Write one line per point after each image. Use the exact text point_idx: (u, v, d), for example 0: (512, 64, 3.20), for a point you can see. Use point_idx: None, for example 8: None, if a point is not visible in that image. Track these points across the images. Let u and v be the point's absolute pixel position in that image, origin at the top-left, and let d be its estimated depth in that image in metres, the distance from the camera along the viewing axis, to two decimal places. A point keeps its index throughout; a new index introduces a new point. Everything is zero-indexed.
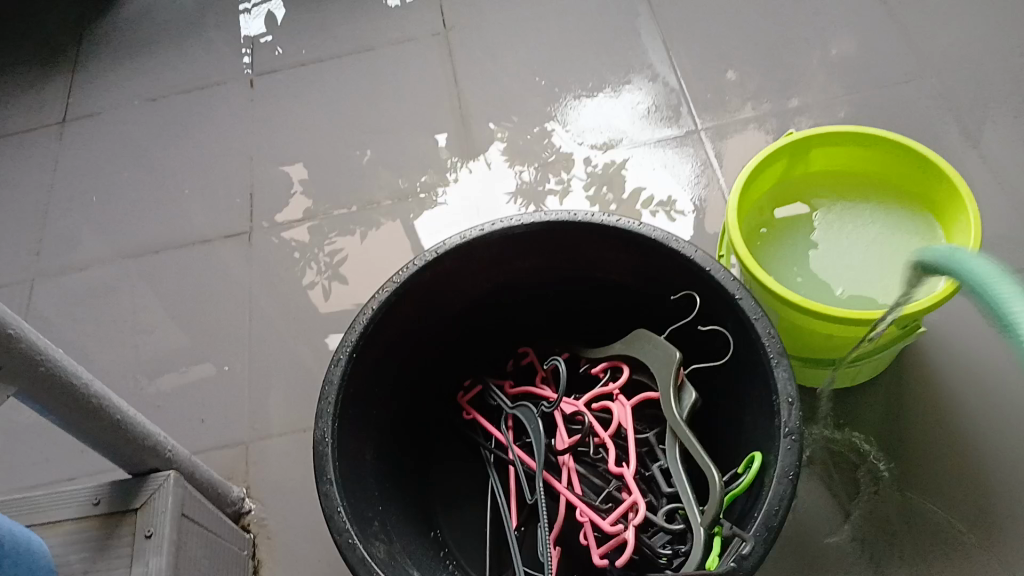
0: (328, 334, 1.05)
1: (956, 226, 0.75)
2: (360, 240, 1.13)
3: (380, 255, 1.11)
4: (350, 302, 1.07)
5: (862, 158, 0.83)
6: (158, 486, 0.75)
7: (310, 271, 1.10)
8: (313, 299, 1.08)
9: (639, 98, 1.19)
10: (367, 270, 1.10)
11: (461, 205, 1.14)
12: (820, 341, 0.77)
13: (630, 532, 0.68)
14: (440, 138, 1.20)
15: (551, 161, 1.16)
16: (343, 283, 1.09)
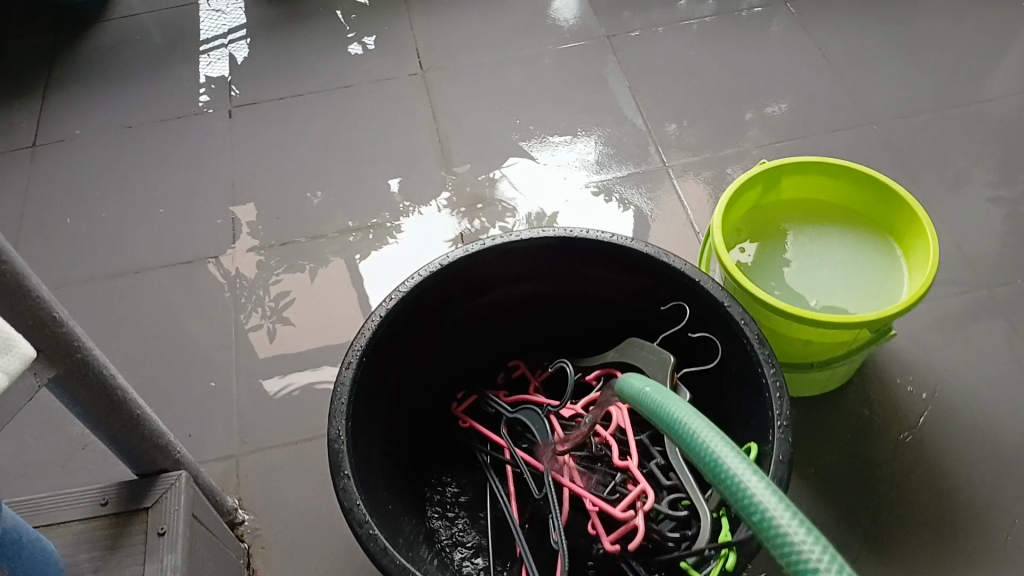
0: (268, 378, 1.03)
1: (917, 245, 0.85)
2: (311, 281, 1.13)
3: (327, 296, 1.11)
4: (294, 347, 1.07)
5: (829, 188, 0.92)
6: (169, 485, 0.75)
7: (254, 315, 1.10)
8: (255, 342, 1.07)
9: (580, 154, 1.27)
10: (313, 311, 1.10)
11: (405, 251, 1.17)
12: (801, 347, 0.85)
13: (640, 518, 0.73)
14: (392, 183, 1.24)
15: (496, 210, 1.20)
16: (288, 325, 1.09)
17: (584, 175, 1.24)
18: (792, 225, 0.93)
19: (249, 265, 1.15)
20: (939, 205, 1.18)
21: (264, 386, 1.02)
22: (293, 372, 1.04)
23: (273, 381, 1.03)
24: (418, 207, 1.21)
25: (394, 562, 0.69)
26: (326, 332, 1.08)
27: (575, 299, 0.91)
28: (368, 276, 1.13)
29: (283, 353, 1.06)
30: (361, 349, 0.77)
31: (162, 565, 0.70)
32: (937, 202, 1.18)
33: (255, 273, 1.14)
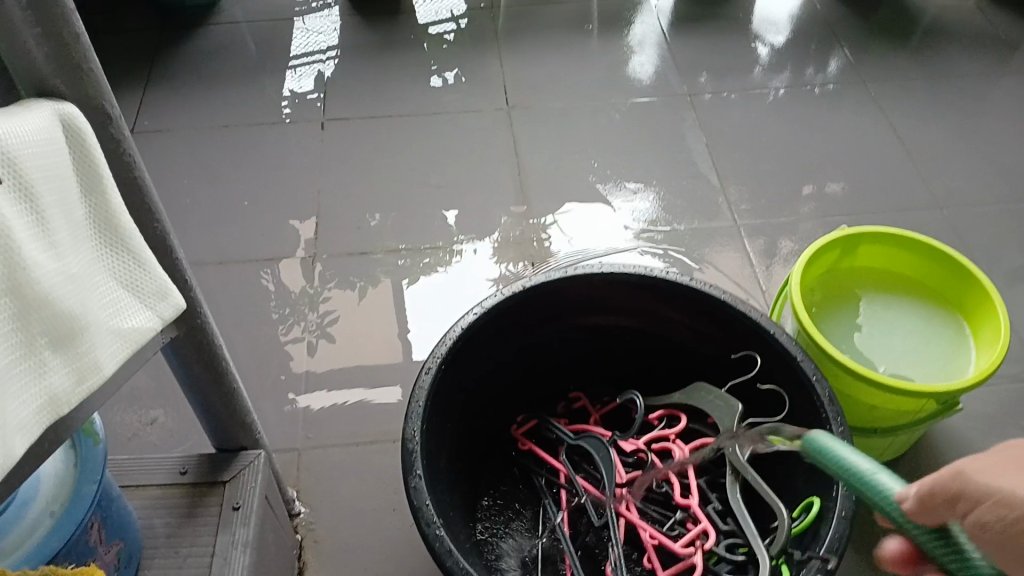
0: (297, 393, 1.05)
1: (988, 326, 0.87)
2: (357, 300, 1.16)
3: (369, 318, 1.14)
4: (329, 363, 1.09)
5: (906, 261, 0.95)
6: (248, 463, 0.78)
7: (296, 328, 1.12)
8: (292, 355, 1.09)
9: (631, 210, 1.29)
10: (354, 332, 1.12)
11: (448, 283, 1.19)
12: (864, 411, 0.87)
13: (700, 556, 0.75)
14: (449, 216, 1.27)
15: (539, 254, 1.22)
16: (329, 342, 1.11)
17: (634, 230, 1.27)
18: (865, 291, 0.96)
19: (304, 276, 1.19)
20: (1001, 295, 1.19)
21: (292, 401, 1.04)
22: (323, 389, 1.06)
23: (303, 397, 1.05)
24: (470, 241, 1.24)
25: (458, 565, 0.70)
26: (362, 353, 1.10)
27: (646, 338, 0.94)
28: (411, 303, 1.16)
29: (318, 368, 1.08)
30: (442, 357, 0.80)
31: (234, 537, 0.74)
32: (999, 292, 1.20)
33: (302, 287, 1.17)
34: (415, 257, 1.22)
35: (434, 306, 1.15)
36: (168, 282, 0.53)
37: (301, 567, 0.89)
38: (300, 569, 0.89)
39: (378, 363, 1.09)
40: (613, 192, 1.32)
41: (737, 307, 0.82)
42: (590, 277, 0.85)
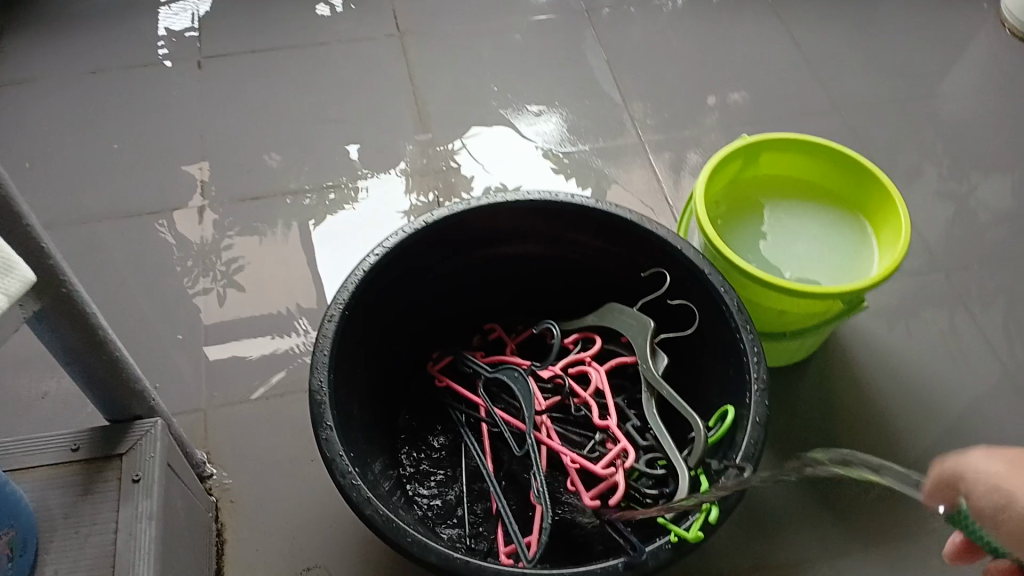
0: (211, 345, 1.01)
1: (888, 224, 0.88)
2: (263, 244, 1.11)
3: (279, 261, 1.09)
4: (242, 312, 1.04)
5: (807, 166, 0.95)
6: (145, 432, 0.74)
7: (202, 280, 1.07)
8: (202, 307, 1.04)
9: (542, 130, 1.27)
10: (264, 276, 1.08)
11: (362, 219, 1.15)
12: (774, 318, 0.87)
13: (621, 475, 0.74)
14: (352, 148, 1.22)
15: (453, 184, 1.19)
16: (239, 289, 1.06)
17: (544, 151, 1.24)
18: (769, 200, 0.96)
19: (203, 225, 1.12)
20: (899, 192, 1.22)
21: (207, 354, 1.00)
22: (237, 339, 1.01)
23: (217, 348, 1.00)
24: (376, 175, 1.19)
25: (378, 513, 0.68)
26: (274, 299, 1.06)
27: (557, 262, 0.92)
28: (318, 247, 1.11)
29: (230, 319, 1.03)
30: (344, 304, 0.77)
31: (137, 511, 0.70)
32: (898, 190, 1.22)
33: (205, 234, 1.11)
34: (318, 196, 1.16)
35: (350, 244, 1.11)
36: (9, 255, 0.47)
37: (219, 528, 0.86)
38: (219, 532, 0.86)
39: (293, 308, 1.05)
40: (522, 113, 1.28)
41: (644, 225, 0.81)
42: (494, 207, 0.82)
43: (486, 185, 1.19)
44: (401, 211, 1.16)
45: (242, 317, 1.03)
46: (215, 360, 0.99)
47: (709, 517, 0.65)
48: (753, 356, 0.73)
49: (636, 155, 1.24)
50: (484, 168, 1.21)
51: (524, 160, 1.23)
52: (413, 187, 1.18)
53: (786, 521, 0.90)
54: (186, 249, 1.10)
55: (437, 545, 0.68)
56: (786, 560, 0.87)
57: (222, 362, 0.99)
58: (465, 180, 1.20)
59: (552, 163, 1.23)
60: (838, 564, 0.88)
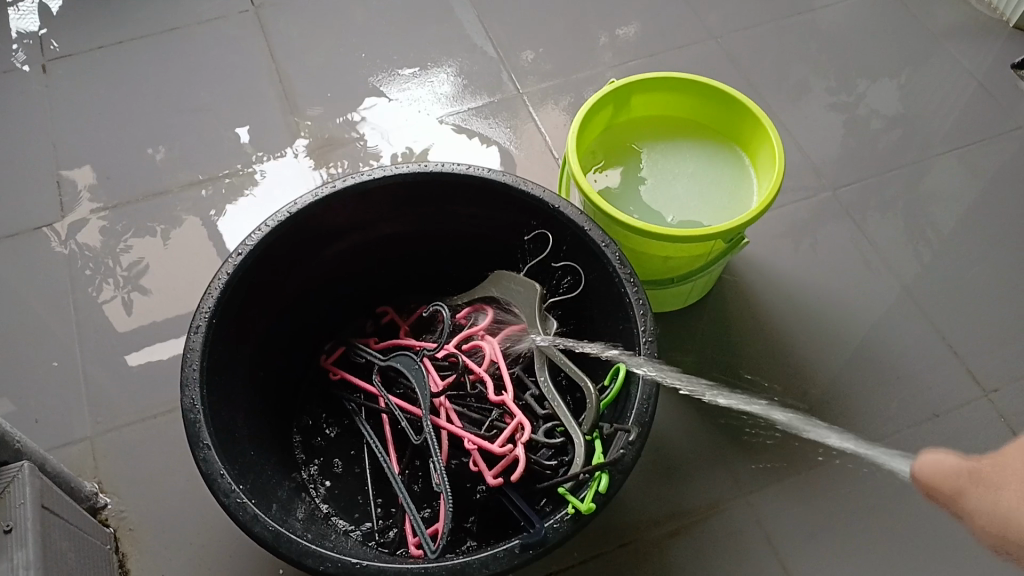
0: (130, 352, 0.97)
1: (763, 153, 0.87)
2: (162, 244, 1.06)
3: (184, 261, 1.05)
4: (156, 315, 1.00)
5: (680, 102, 0.93)
6: (12, 478, 0.68)
7: (106, 287, 1.02)
8: (111, 316, 1.00)
9: (435, 86, 1.23)
10: (170, 279, 1.03)
11: (268, 203, 1.10)
12: (661, 264, 0.86)
13: (520, 449, 0.73)
14: (242, 132, 1.16)
15: (360, 155, 1.15)
16: (146, 294, 1.02)
17: (438, 110, 1.20)
18: (646, 143, 0.94)
19: (90, 233, 1.06)
20: (786, 114, 1.21)
21: (128, 362, 0.96)
22: (153, 342, 0.98)
23: (137, 355, 0.97)
24: (272, 157, 1.14)
25: (267, 529, 0.65)
26: (188, 298, 1.02)
27: (438, 235, 0.89)
28: (224, 238, 1.07)
29: (142, 324, 0.99)
30: (210, 312, 0.72)
31: (14, 564, 0.64)
32: (785, 111, 1.22)
33: (101, 237, 1.06)
34: (215, 185, 1.11)
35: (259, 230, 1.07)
36: None
37: (120, 559, 0.83)
38: (120, 562, 0.83)
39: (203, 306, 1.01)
40: (410, 74, 1.24)
41: (520, 187, 0.78)
42: (360, 188, 0.78)
43: (394, 153, 1.16)
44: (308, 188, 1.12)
45: (156, 321, 1.00)
46: (134, 366, 0.95)
47: (599, 487, 0.65)
48: (638, 308, 0.72)
49: (523, 109, 1.20)
50: (387, 136, 1.17)
51: (416, 125, 1.19)
52: (317, 164, 1.14)
53: (694, 465, 0.90)
54: (78, 260, 1.04)
55: (334, 552, 0.66)
56: (700, 503, 0.88)
57: (140, 368, 0.95)
58: (371, 151, 1.16)
59: (450, 124, 1.19)
60: (751, 499, 0.88)
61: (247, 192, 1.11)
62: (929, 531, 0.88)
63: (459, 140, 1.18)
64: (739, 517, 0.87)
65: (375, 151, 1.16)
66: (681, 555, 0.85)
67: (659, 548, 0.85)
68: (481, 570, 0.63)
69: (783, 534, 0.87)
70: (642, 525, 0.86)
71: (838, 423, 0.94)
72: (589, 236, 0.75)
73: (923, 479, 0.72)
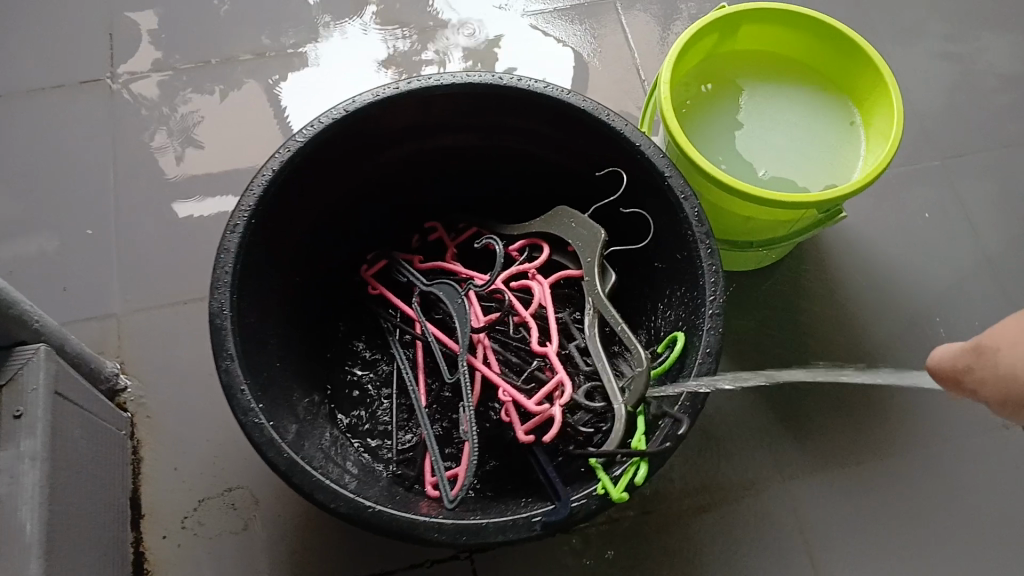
0: (182, 200, 0.94)
1: (880, 115, 0.77)
2: (219, 98, 1.00)
3: (241, 118, 0.98)
4: (208, 171, 0.95)
5: (793, 40, 0.82)
6: (26, 360, 0.65)
7: (159, 133, 0.97)
8: (161, 163, 0.96)
9: None
10: (225, 134, 0.98)
11: (332, 71, 1.02)
12: (740, 224, 0.78)
13: (556, 410, 0.67)
14: None
15: (429, 30, 1.05)
16: (198, 147, 0.97)
17: None
18: (747, 81, 0.83)
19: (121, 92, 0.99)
20: (898, 52, 1.06)
21: (175, 212, 0.93)
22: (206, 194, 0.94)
23: (188, 205, 0.93)
24: (339, 23, 1.05)
25: (283, 456, 0.62)
26: (244, 156, 0.97)
27: (501, 154, 0.81)
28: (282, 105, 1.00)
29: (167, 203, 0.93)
30: (248, 213, 0.68)
31: (20, 451, 0.62)
32: (901, 48, 1.06)
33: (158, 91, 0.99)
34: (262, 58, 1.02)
35: (322, 102, 1.00)
36: None
37: (134, 446, 0.81)
38: (135, 449, 0.81)
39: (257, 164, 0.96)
40: None
41: (602, 116, 0.70)
42: (424, 92, 0.71)
43: (468, 32, 1.05)
44: (376, 59, 1.03)
45: (193, 198, 0.94)
46: (183, 217, 0.93)
47: (635, 476, 0.60)
48: (710, 277, 0.65)
49: (601, 10, 1.08)
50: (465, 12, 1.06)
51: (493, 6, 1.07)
52: (384, 32, 1.05)
53: (737, 443, 0.84)
54: (118, 120, 0.98)
55: (348, 490, 0.62)
56: (737, 483, 0.83)
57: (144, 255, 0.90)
58: (442, 27, 1.05)
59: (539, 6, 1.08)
60: (791, 487, 0.83)
61: (303, 58, 1.03)
62: (976, 553, 0.81)
63: (536, 28, 1.07)
64: (776, 503, 0.82)
65: (445, 24, 1.05)
66: (709, 534, 0.81)
67: (684, 522, 0.81)
68: (498, 535, 0.59)
69: (819, 529, 0.81)
70: (670, 495, 0.82)
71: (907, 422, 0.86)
72: (669, 186, 0.68)
73: (937, 369, 0.56)
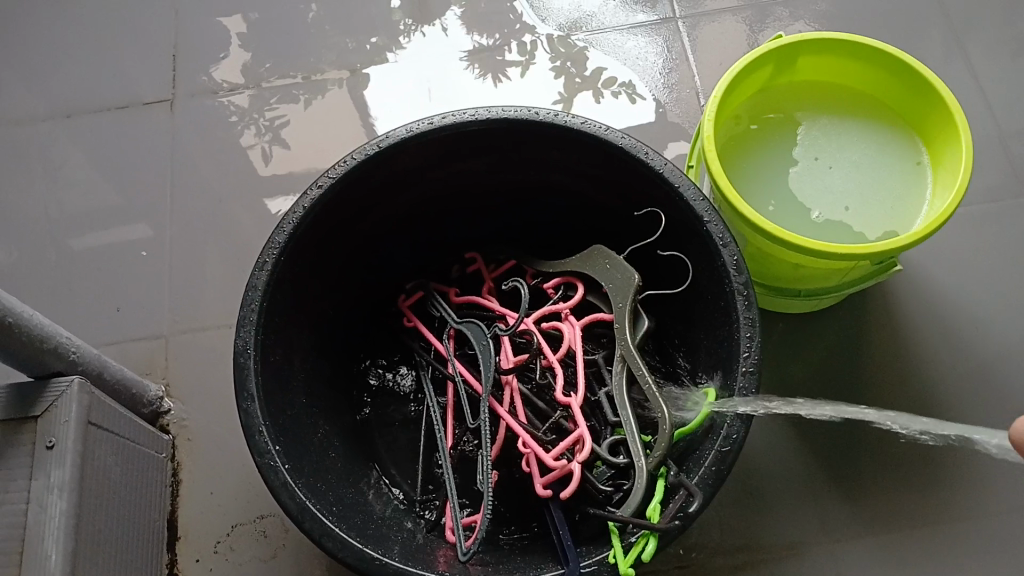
0: (274, 197, 0.96)
1: (949, 157, 0.70)
2: (303, 102, 1.01)
3: (325, 121, 1.00)
4: (295, 170, 0.98)
5: (857, 73, 0.76)
6: (60, 392, 0.67)
7: (249, 132, 1.00)
8: (252, 160, 0.98)
9: None
10: (311, 135, 0.99)
11: (413, 74, 1.02)
12: (788, 270, 0.73)
13: (575, 466, 0.65)
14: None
15: (516, 30, 1.03)
16: (285, 146, 0.99)
17: None
18: (805, 115, 0.78)
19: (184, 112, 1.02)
20: (992, 71, 0.97)
21: (268, 208, 0.96)
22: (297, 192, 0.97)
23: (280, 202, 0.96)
24: (420, 27, 1.04)
25: (295, 500, 0.62)
26: (330, 156, 0.98)
27: (540, 189, 0.78)
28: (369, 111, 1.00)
29: (219, 225, 0.95)
30: (278, 249, 0.67)
31: (49, 481, 0.64)
32: (1001, 68, 0.97)
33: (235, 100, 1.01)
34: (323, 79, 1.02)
35: (404, 105, 1.00)
36: None
37: (174, 468, 0.83)
38: (174, 471, 0.83)
39: None
40: None
41: (640, 154, 0.66)
42: (458, 127, 0.69)
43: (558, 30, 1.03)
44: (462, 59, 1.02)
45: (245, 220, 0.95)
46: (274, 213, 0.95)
47: (644, 551, 0.57)
48: (745, 330, 0.60)
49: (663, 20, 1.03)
50: (554, 12, 1.03)
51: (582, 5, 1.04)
52: (472, 31, 1.03)
53: (781, 499, 0.79)
54: (178, 141, 1.00)
55: (356, 539, 0.62)
56: (778, 543, 0.78)
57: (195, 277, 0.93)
58: (528, 27, 1.03)
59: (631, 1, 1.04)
60: (837, 550, 0.78)
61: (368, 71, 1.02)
62: None
63: (620, 24, 1.03)
64: (819, 568, 0.77)
65: (531, 26, 1.03)
66: None
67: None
68: None
69: None
70: (703, 552, 0.78)
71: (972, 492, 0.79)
72: (707, 228, 0.63)
73: None
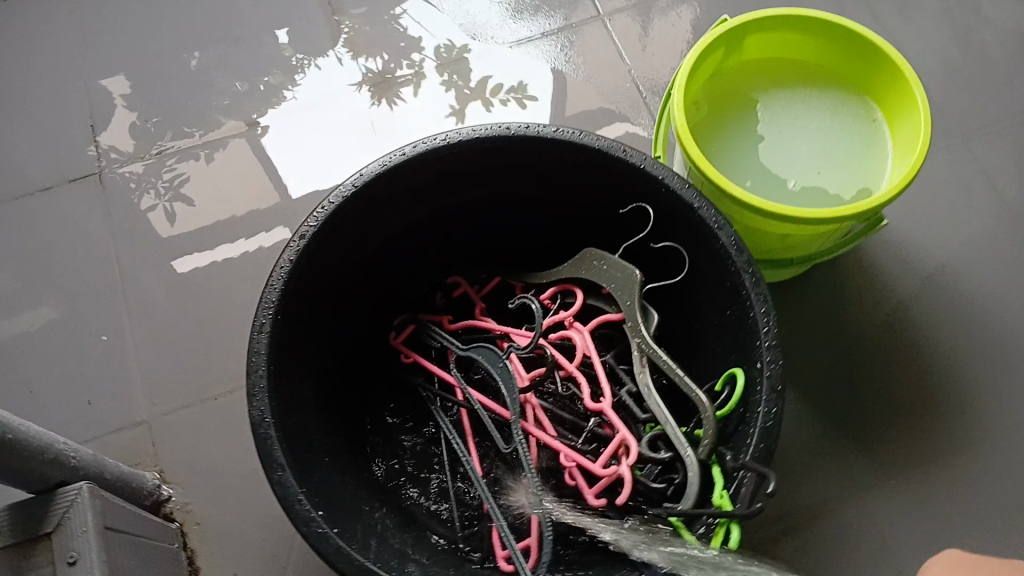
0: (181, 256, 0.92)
1: (903, 110, 0.74)
2: (205, 154, 0.97)
3: (226, 171, 0.96)
4: (201, 226, 0.94)
5: (801, 43, 0.79)
6: (70, 503, 0.62)
7: (146, 193, 0.95)
8: (152, 222, 0.94)
9: None
10: (213, 188, 0.95)
11: (312, 106, 0.99)
12: (776, 240, 0.75)
13: (625, 471, 0.66)
14: (281, 33, 1.02)
15: (403, 48, 1.01)
16: (188, 204, 0.95)
17: None
18: (758, 91, 0.80)
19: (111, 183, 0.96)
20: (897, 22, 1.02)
21: (174, 269, 0.91)
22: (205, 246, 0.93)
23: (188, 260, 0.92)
24: (313, 60, 1.01)
25: (352, 563, 0.59)
26: (236, 206, 0.95)
27: (518, 202, 0.78)
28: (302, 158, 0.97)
29: (179, 294, 0.90)
30: (273, 308, 0.64)
31: None
32: (904, 18, 1.03)
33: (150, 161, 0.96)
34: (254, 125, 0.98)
35: (304, 141, 0.97)
36: None
37: (190, 557, 0.79)
38: (190, 560, 0.78)
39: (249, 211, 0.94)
40: None
41: (617, 152, 0.67)
42: (434, 153, 0.67)
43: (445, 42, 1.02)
44: (352, 84, 1.00)
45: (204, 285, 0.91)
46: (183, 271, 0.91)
47: (728, 539, 0.57)
48: (759, 306, 0.61)
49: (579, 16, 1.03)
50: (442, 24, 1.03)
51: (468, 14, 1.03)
52: (358, 56, 1.01)
53: (799, 461, 0.82)
54: (115, 214, 0.94)
55: None
56: (808, 504, 0.80)
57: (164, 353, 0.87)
58: (414, 42, 1.02)
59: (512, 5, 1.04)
60: (863, 499, 0.81)
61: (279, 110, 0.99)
62: None
63: (536, 26, 1.03)
64: (850, 519, 0.80)
65: (416, 42, 1.02)
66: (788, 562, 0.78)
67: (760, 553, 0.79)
68: None
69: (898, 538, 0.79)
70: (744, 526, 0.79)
71: (967, 418, 0.84)
72: (698, 214, 0.64)
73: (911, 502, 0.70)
